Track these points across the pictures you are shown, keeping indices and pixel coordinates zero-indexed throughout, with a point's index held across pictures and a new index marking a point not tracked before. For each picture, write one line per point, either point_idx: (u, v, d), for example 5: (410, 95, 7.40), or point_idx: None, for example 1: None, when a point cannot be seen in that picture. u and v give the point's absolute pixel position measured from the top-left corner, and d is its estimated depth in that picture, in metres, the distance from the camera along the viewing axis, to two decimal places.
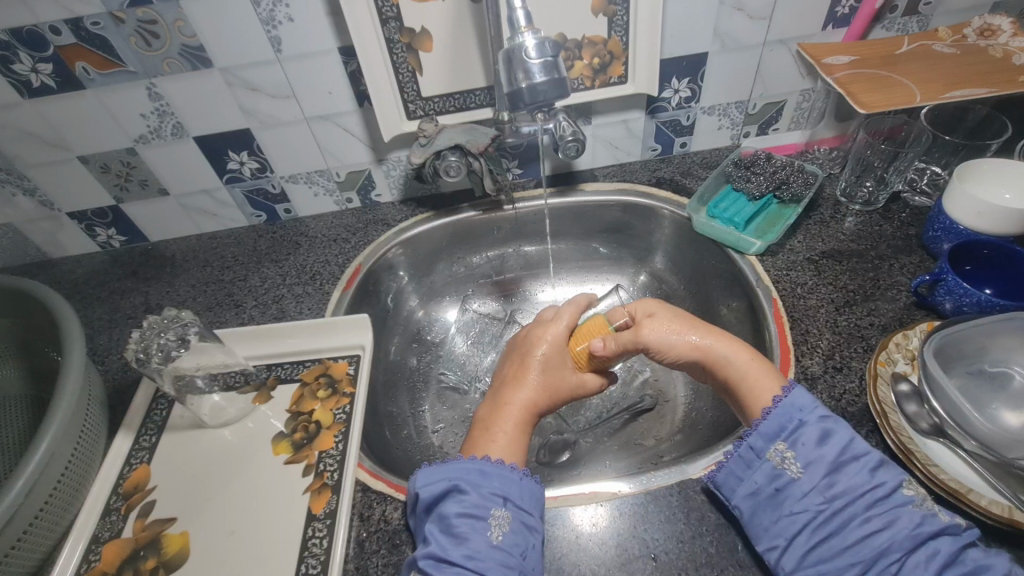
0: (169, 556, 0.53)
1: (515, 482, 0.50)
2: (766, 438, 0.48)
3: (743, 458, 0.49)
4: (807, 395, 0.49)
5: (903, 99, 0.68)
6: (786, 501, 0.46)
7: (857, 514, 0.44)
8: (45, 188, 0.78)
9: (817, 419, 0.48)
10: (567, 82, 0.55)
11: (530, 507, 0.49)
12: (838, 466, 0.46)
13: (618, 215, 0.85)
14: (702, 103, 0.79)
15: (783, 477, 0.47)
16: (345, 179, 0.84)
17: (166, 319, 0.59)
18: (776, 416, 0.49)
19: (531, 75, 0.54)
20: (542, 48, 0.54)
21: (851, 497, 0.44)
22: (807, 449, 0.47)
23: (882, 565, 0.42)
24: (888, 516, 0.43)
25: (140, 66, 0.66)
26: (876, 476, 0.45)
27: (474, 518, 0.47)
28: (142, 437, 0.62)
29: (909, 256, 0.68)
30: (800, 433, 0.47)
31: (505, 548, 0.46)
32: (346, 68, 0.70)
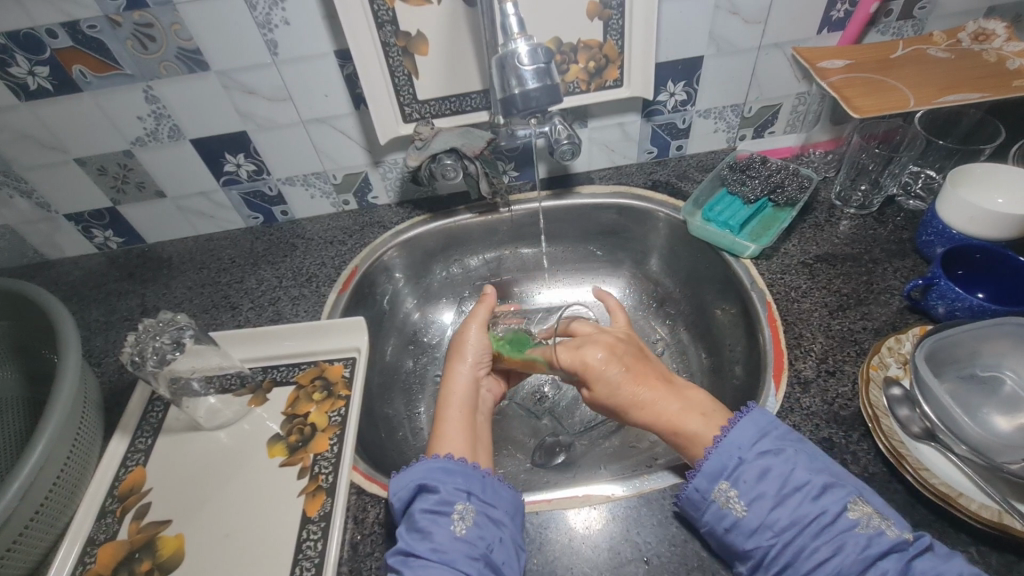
0: (164, 558, 0.53)
1: (477, 479, 0.51)
2: (709, 479, 0.49)
3: (691, 499, 0.49)
4: (743, 431, 0.50)
5: (897, 103, 0.68)
6: (737, 539, 0.46)
7: (805, 544, 0.44)
8: (43, 191, 0.78)
9: (755, 455, 0.48)
10: (559, 88, 0.55)
11: (495, 501, 0.50)
12: (781, 499, 0.46)
13: (614, 217, 0.85)
14: (698, 106, 0.80)
15: (729, 516, 0.47)
16: (342, 182, 0.84)
17: (161, 322, 0.59)
18: (717, 457, 0.49)
19: (524, 81, 0.54)
20: (535, 55, 0.54)
21: (797, 529, 0.45)
22: (748, 486, 0.47)
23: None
24: (835, 543, 0.44)
25: (138, 69, 0.67)
26: (819, 503, 0.45)
27: (439, 513, 0.48)
28: (138, 439, 0.63)
29: (902, 260, 0.68)
30: (741, 472, 0.48)
31: (469, 540, 0.47)
32: (342, 71, 0.70)
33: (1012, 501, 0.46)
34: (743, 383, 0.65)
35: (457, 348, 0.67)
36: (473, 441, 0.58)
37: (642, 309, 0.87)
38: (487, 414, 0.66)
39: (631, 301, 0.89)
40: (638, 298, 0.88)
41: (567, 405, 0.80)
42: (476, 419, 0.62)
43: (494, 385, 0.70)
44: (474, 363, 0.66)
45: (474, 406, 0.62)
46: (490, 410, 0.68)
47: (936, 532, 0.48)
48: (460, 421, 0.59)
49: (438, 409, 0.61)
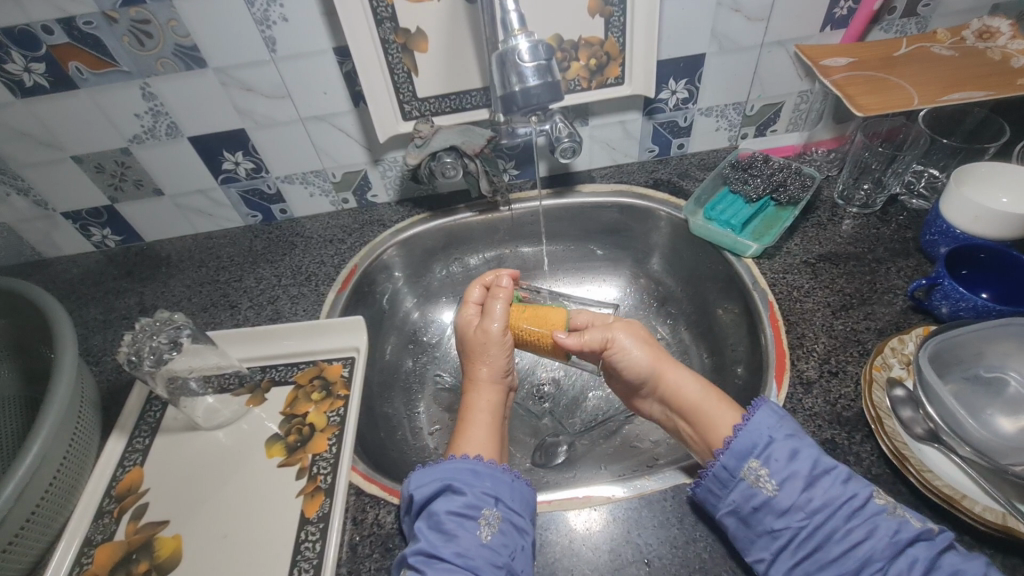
0: (162, 559, 0.52)
1: (507, 483, 0.51)
2: (738, 457, 0.48)
3: (719, 477, 0.48)
4: (772, 413, 0.50)
5: (901, 101, 0.67)
6: (765, 519, 0.46)
7: (837, 526, 0.44)
8: (40, 188, 0.78)
9: (786, 436, 0.48)
10: (560, 86, 0.54)
11: (520, 509, 0.50)
12: (812, 480, 0.46)
13: (616, 216, 0.84)
14: (700, 104, 0.79)
15: (759, 495, 0.46)
16: (341, 180, 0.84)
17: (158, 322, 0.59)
18: (748, 433, 0.49)
19: (524, 78, 0.53)
20: (535, 52, 0.53)
21: (830, 509, 0.44)
22: (779, 465, 0.47)
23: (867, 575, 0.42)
24: (868, 526, 0.43)
25: (134, 66, 0.66)
26: (849, 487, 0.45)
27: (464, 516, 0.48)
28: (136, 439, 0.62)
29: (906, 259, 0.67)
30: (772, 450, 0.47)
31: (494, 547, 0.46)
32: (341, 68, 0.70)
33: (1017, 504, 0.46)
34: (745, 383, 0.65)
35: (480, 348, 0.63)
36: (498, 443, 0.58)
37: (643, 308, 0.87)
38: (507, 412, 0.66)
39: (631, 300, 0.88)
40: (639, 297, 0.87)
41: (568, 405, 0.80)
42: (501, 423, 0.62)
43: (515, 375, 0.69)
44: (500, 366, 0.63)
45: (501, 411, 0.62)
46: (511, 405, 0.68)
47: None
48: (489, 425, 0.59)
49: (464, 414, 0.61)
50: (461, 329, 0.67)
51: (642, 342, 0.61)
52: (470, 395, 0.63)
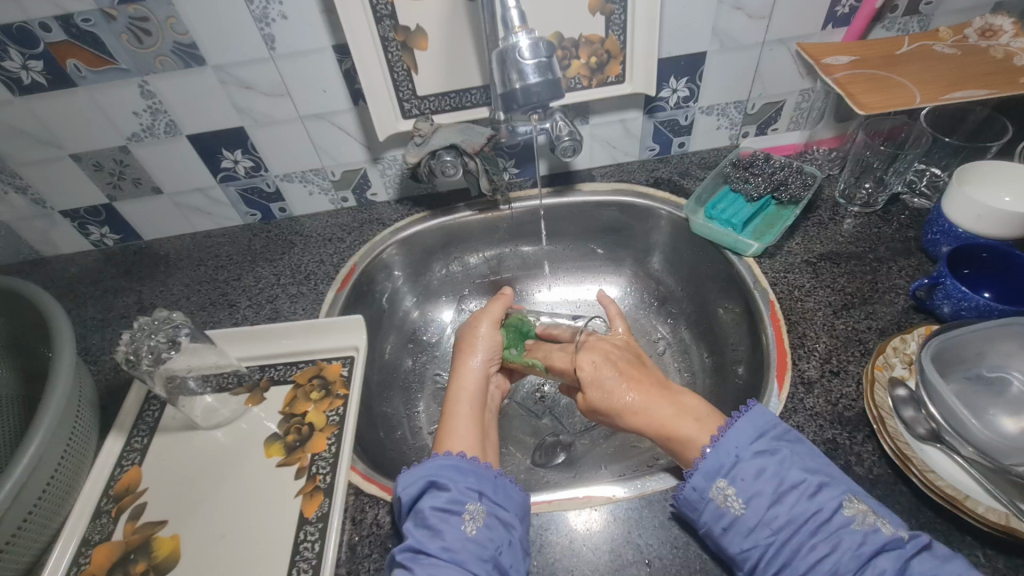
0: (160, 559, 0.52)
1: (490, 479, 0.51)
2: (707, 477, 0.48)
3: (689, 499, 0.48)
4: (741, 431, 0.49)
5: (903, 100, 0.67)
6: (736, 538, 0.46)
7: (803, 542, 0.43)
8: (38, 187, 0.77)
9: (753, 453, 0.47)
10: (561, 83, 0.54)
11: (506, 504, 0.49)
12: (778, 497, 0.45)
13: (616, 215, 0.84)
14: (700, 103, 0.79)
15: (727, 515, 0.46)
16: (340, 178, 0.83)
17: (157, 321, 0.59)
18: (714, 455, 0.48)
19: (525, 75, 0.53)
20: (536, 49, 0.53)
21: (795, 525, 0.44)
22: (745, 483, 0.46)
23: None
24: (831, 540, 0.43)
25: (132, 63, 0.66)
26: (815, 500, 0.45)
27: (449, 512, 0.47)
28: (134, 438, 0.62)
29: (908, 258, 0.67)
30: (738, 470, 0.47)
31: (479, 541, 0.46)
32: (340, 66, 0.69)
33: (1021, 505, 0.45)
34: (746, 383, 0.65)
35: (467, 343, 0.67)
36: (481, 435, 0.57)
37: (644, 307, 0.86)
38: (494, 409, 0.65)
39: (631, 299, 0.88)
40: (639, 296, 0.87)
41: (568, 404, 0.80)
42: (486, 415, 0.61)
43: (500, 380, 0.69)
44: (485, 359, 0.65)
45: (483, 402, 0.61)
46: (497, 403, 0.67)
47: (942, 535, 0.47)
48: (470, 417, 0.58)
49: (447, 405, 0.60)
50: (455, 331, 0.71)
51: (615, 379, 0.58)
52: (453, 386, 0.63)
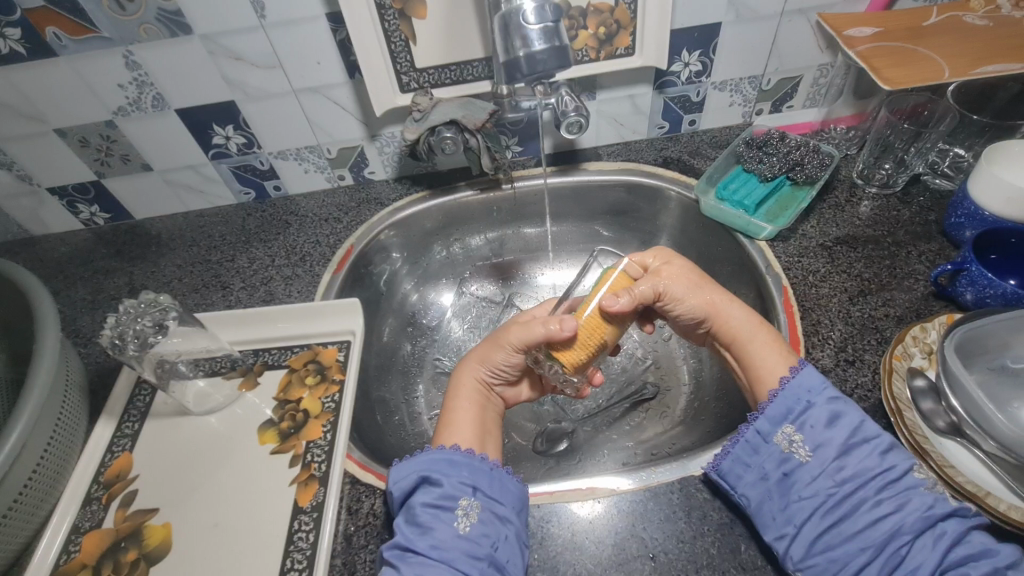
0: (151, 548, 0.51)
1: (483, 471, 0.48)
2: (773, 422, 0.48)
3: (749, 443, 0.48)
4: (813, 376, 0.49)
5: (931, 74, 0.63)
6: (794, 485, 0.46)
7: (868, 497, 0.44)
8: (23, 163, 0.74)
9: (827, 401, 0.47)
10: (568, 52, 0.51)
11: (502, 498, 0.47)
12: (848, 448, 0.45)
13: (622, 195, 0.81)
14: (713, 78, 0.75)
15: (791, 461, 0.46)
16: (337, 156, 0.80)
17: (143, 304, 0.57)
18: (783, 399, 0.48)
19: (529, 42, 0.49)
20: (542, 12, 0.49)
21: (864, 478, 0.44)
22: (815, 431, 0.46)
23: (892, 548, 0.42)
24: (899, 499, 0.43)
25: (115, 32, 0.62)
26: (887, 458, 0.45)
27: (440, 508, 0.46)
28: (125, 424, 0.60)
29: (928, 243, 0.64)
30: (809, 416, 0.47)
31: (473, 538, 0.45)
32: (335, 36, 0.66)
33: None
34: None
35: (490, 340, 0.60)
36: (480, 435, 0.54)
37: None
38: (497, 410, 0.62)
39: None
40: None
41: None
42: (486, 415, 0.58)
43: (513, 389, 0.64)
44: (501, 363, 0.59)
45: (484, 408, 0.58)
46: (503, 412, 0.63)
47: None
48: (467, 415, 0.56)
49: (448, 402, 0.58)
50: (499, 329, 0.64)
51: (691, 284, 0.59)
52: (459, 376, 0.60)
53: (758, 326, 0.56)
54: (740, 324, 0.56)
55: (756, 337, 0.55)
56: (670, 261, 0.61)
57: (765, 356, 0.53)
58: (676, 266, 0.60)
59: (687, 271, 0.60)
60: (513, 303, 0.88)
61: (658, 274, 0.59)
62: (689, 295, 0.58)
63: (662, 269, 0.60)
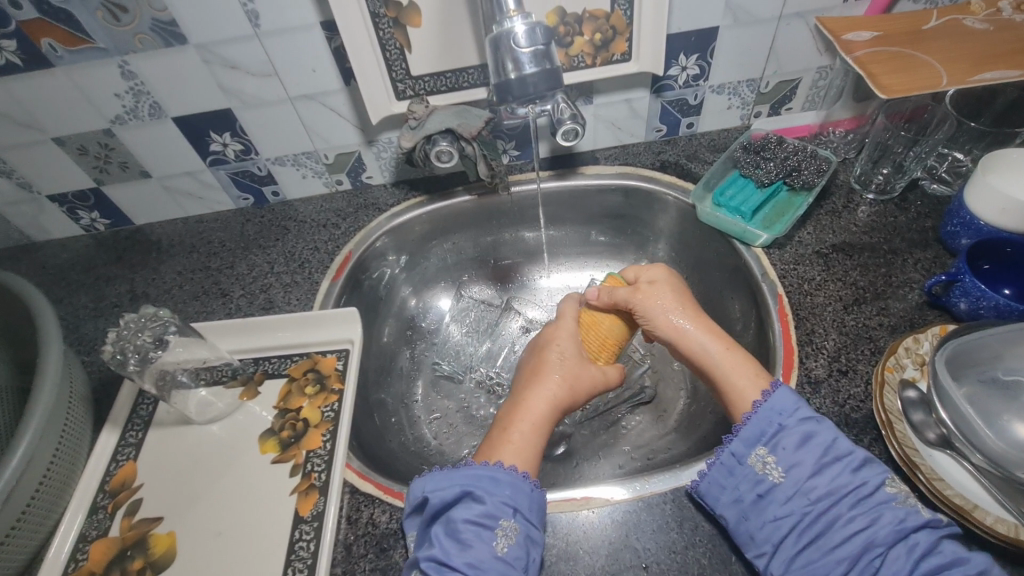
0: (156, 556, 0.52)
1: (526, 492, 0.49)
2: (747, 443, 0.49)
3: (725, 465, 0.49)
4: (784, 399, 0.50)
5: (928, 81, 0.62)
6: (769, 506, 0.47)
7: (842, 513, 0.45)
8: (23, 171, 0.75)
9: (798, 422, 0.48)
10: (559, 73, 0.51)
11: (536, 520, 0.49)
12: (820, 468, 0.46)
13: (619, 200, 0.81)
14: (711, 81, 0.75)
15: (765, 482, 0.47)
16: (334, 162, 0.80)
17: (143, 319, 0.58)
18: (756, 422, 0.49)
19: (521, 64, 0.49)
20: (533, 36, 0.50)
21: (836, 497, 0.45)
22: (787, 452, 0.47)
23: (866, 560, 0.43)
24: (871, 514, 0.44)
25: (110, 42, 0.62)
26: (859, 475, 0.46)
27: (482, 526, 0.47)
28: (128, 433, 0.61)
29: (924, 250, 0.64)
30: (781, 437, 0.48)
31: (509, 560, 0.46)
32: (330, 44, 0.66)
33: None
34: None
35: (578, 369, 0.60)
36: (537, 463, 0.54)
37: None
38: None
39: None
40: None
41: None
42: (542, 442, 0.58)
43: None
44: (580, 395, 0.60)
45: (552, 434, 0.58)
46: None
47: None
48: (533, 442, 0.54)
49: (510, 422, 0.56)
50: (553, 335, 0.64)
51: (668, 307, 0.60)
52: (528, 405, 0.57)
53: (723, 351, 0.57)
54: (709, 352, 0.57)
55: (726, 364, 0.56)
56: (657, 280, 0.63)
57: (740, 381, 0.54)
58: (661, 284, 0.62)
59: (669, 293, 0.61)
60: (511, 307, 0.89)
61: (640, 291, 0.62)
62: (659, 316, 0.60)
63: (649, 285, 0.62)
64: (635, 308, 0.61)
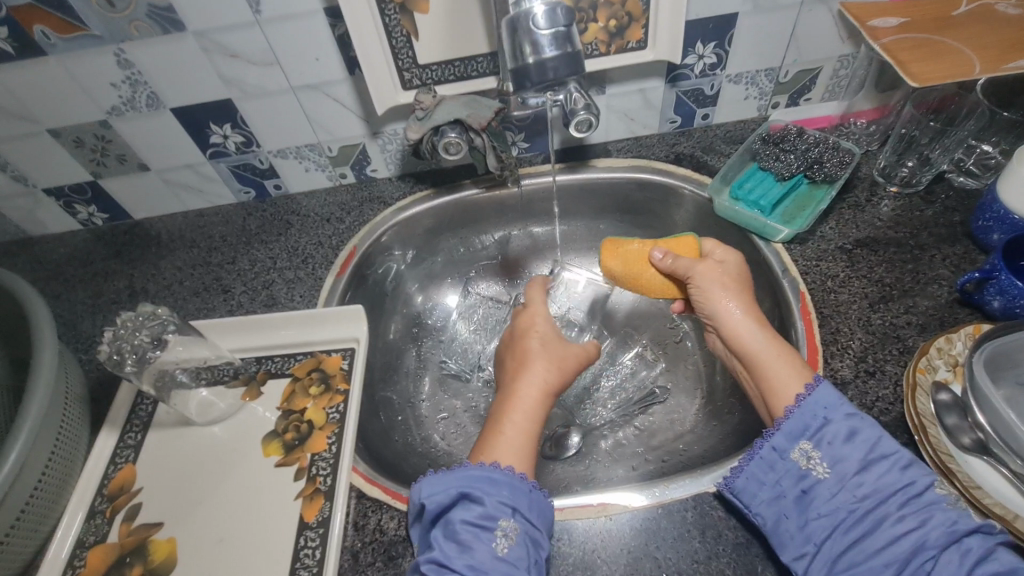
0: (156, 563, 0.51)
1: (524, 493, 0.48)
2: (789, 438, 0.47)
3: (766, 459, 0.47)
4: (829, 392, 0.48)
5: (961, 69, 0.59)
6: (813, 503, 0.45)
7: (890, 513, 0.42)
8: (17, 164, 0.73)
9: (844, 416, 0.46)
10: (581, 56, 0.48)
11: (537, 522, 0.47)
12: (867, 464, 0.44)
13: (632, 194, 0.79)
14: (728, 70, 0.72)
15: (809, 478, 0.45)
16: (338, 154, 0.78)
17: (141, 317, 0.55)
18: (799, 415, 0.47)
19: (540, 48, 0.47)
20: (553, 16, 0.47)
21: (884, 495, 0.43)
22: (833, 448, 0.45)
23: (915, 564, 0.41)
24: (922, 514, 0.42)
25: (105, 29, 0.60)
26: (908, 473, 0.43)
27: (480, 526, 0.45)
28: (127, 435, 0.59)
29: (952, 246, 0.62)
30: (827, 432, 0.46)
31: (511, 561, 0.44)
32: (333, 31, 0.63)
33: None
34: None
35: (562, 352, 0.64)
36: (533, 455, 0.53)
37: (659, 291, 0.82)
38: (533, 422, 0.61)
39: None
40: None
41: (579, 394, 0.76)
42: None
43: None
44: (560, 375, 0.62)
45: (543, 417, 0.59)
46: None
47: None
48: (527, 432, 0.54)
49: (505, 413, 0.56)
50: (530, 327, 0.67)
51: (725, 288, 0.58)
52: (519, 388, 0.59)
53: (769, 341, 0.54)
54: (755, 342, 0.54)
55: (770, 356, 0.53)
56: (725, 261, 0.61)
57: (780, 373, 0.51)
58: (728, 266, 0.60)
59: (734, 277, 0.59)
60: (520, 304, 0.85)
61: (706, 264, 0.60)
62: (715, 290, 0.58)
63: (717, 263, 0.60)
64: (692, 277, 0.60)
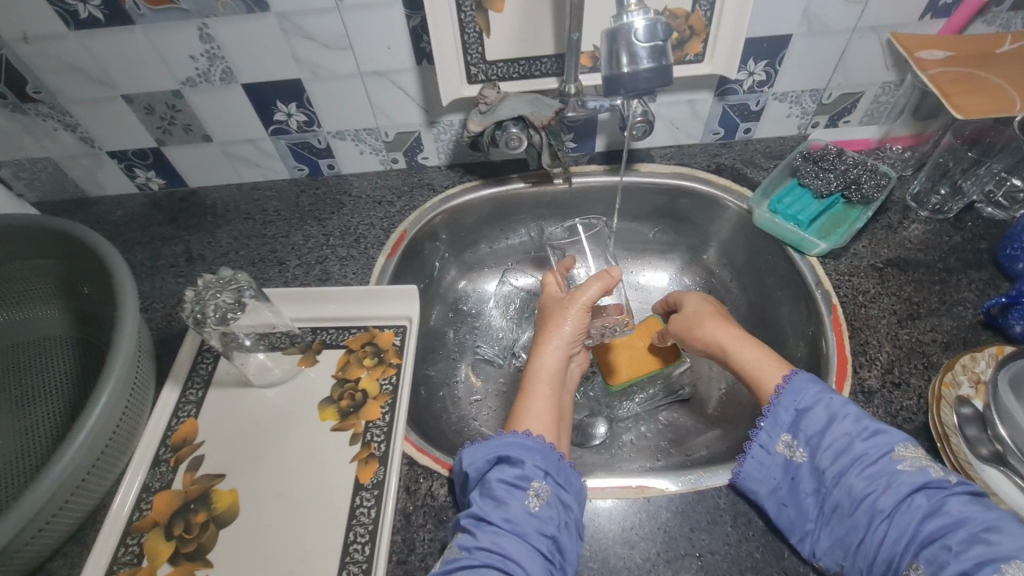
0: (219, 511, 0.54)
1: (555, 460, 0.51)
2: (771, 432, 0.51)
3: (757, 457, 0.51)
4: (799, 385, 0.52)
5: (1002, 103, 0.62)
6: (799, 489, 0.49)
7: (852, 483, 0.46)
8: (87, 125, 0.75)
9: (812, 403, 0.50)
10: (672, 70, 0.53)
11: (568, 486, 0.50)
12: (831, 443, 0.48)
13: (672, 199, 0.82)
14: (775, 89, 0.75)
15: (792, 466, 0.50)
16: (393, 140, 0.81)
17: (222, 279, 0.58)
18: (776, 411, 0.52)
19: (637, 59, 0.52)
20: (653, 31, 0.51)
21: (841, 470, 0.47)
22: (808, 434, 0.50)
23: (876, 526, 0.44)
24: (879, 481, 0.45)
25: (194, 4, 0.63)
26: (866, 446, 0.47)
27: (514, 486, 0.49)
28: (189, 391, 0.63)
29: (978, 271, 0.66)
30: (800, 422, 0.50)
31: (541, 518, 0.47)
32: (408, 23, 0.66)
33: None
34: None
35: (555, 319, 0.66)
36: (557, 417, 0.58)
37: None
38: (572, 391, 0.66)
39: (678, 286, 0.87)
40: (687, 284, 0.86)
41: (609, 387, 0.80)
42: (562, 398, 0.62)
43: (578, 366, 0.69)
44: (573, 335, 0.64)
45: (561, 383, 0.62)
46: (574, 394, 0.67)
47: None
48: (548, 400, 0.59)
49: (527, 385, 0.61)
50: (546, 304, 0.71)
51: (696, 323, 0.65)
52: (535, 361, 0.63)
53: (755, 352, 0.59)
54: (744, 358, 0.59)
55: (759, 365, 0.57)
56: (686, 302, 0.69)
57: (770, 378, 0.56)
58: (686, 305, 0.69)
59: (704, 311, 0.66)
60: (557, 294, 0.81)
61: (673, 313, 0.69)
62: (691, 330, 0.65)
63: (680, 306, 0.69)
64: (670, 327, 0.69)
